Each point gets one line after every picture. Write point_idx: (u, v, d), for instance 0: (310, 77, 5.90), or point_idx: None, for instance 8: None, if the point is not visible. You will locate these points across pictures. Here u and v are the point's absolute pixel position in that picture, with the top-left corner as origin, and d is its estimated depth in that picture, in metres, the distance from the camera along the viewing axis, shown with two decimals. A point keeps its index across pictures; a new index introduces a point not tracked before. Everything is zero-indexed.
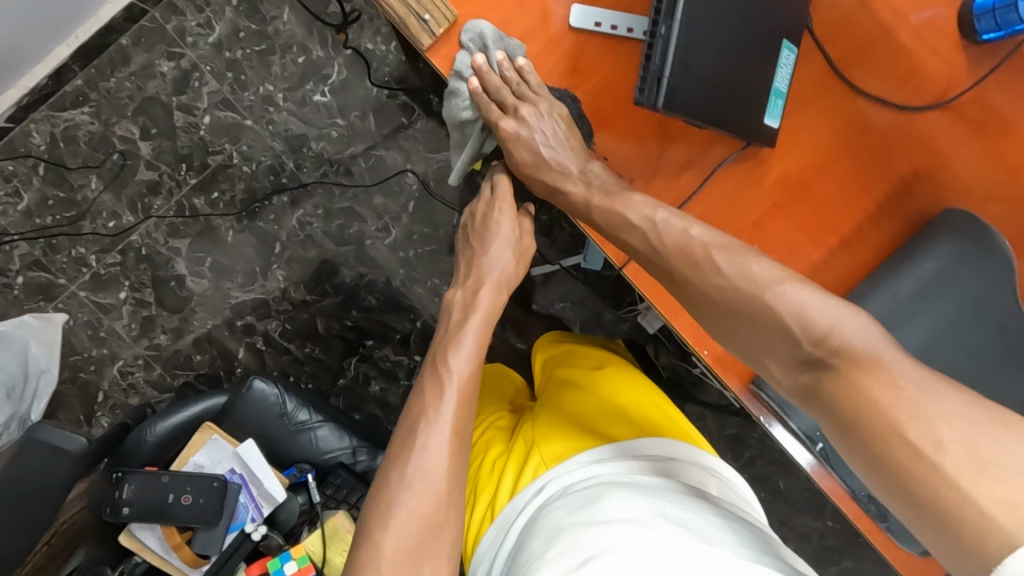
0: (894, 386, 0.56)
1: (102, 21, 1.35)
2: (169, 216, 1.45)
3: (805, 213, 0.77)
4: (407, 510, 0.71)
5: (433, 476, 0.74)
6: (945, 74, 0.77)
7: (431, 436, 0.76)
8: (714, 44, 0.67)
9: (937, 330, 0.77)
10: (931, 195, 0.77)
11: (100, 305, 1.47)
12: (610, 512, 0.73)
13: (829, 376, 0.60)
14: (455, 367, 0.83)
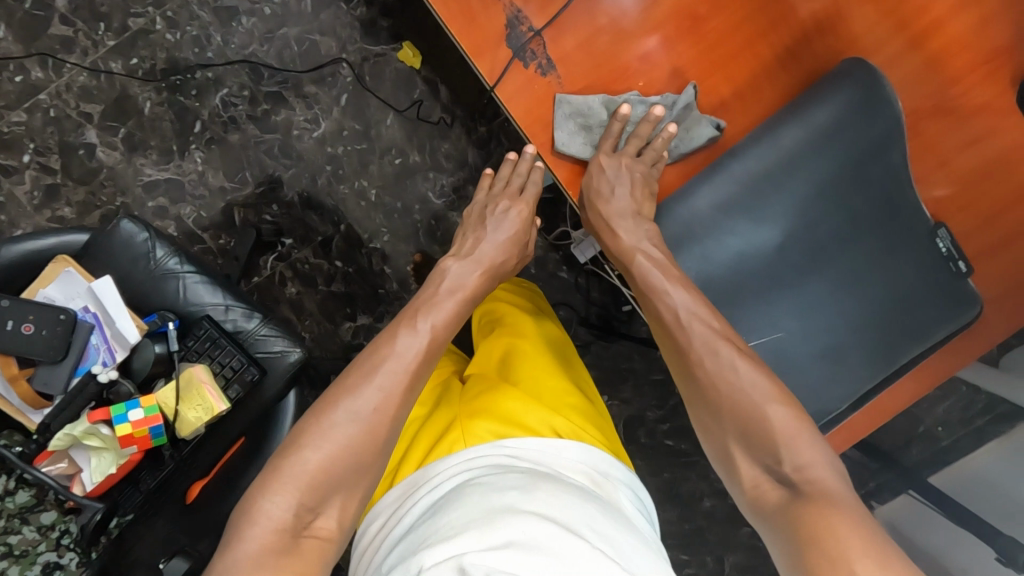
0: (842, 523, 0.53)
1: None
2: (83, 76, 1.37)
3: (701, 49, 0.76)
4: (333, 449, 0.65)
5: (377, 417, 0.67)
6: None
7: (383, 381, 0.69)
8: None
9: (812, 195, 0.75)
10: (827, 50, 0.77)
11: (1, 167, 1.38)
12: (542, 503, 0.58)
13: (791, 501, 0.57)
14: (431, 324, 0.77)
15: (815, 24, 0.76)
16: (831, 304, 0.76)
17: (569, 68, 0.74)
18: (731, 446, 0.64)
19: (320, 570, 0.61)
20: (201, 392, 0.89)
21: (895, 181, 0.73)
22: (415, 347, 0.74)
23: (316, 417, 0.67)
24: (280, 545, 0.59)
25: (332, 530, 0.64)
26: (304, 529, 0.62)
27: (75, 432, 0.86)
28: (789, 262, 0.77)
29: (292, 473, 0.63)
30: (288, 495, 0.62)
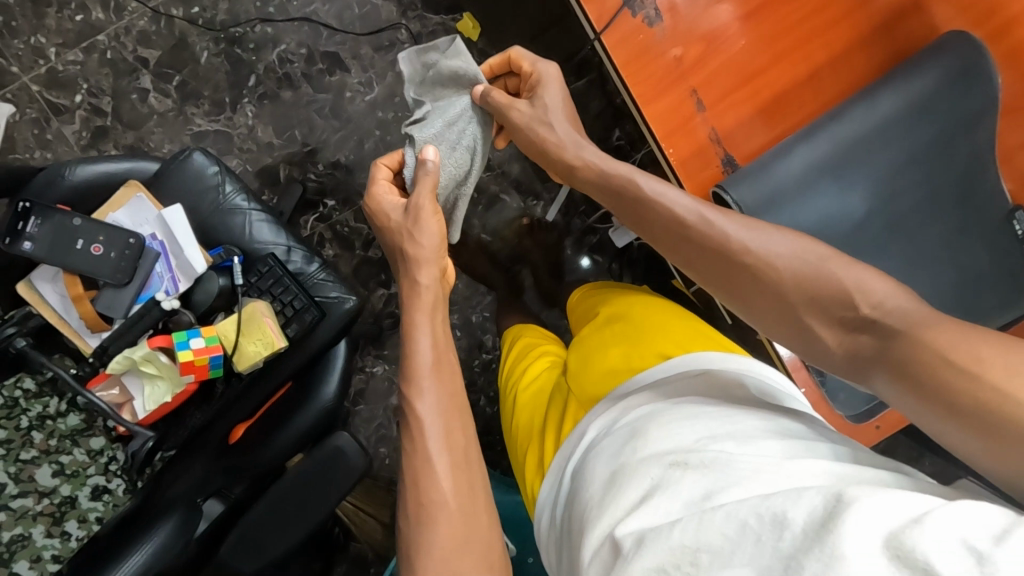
0: (942, 337, 0.51)
1: None
2: (143, 21, 1.37)
3: (787, 18, 0.72)
4: (430, 563, 0.60)
5: (439, 505, 0.63)
6: None
7: (415, 472, 0.65)
8: None
9: (900, 165, 0.74)
10: (922, 27, 0.75)
11: (52, 104, 1.38)
12: (663, 438, 0.56)
13: (886, 346, 0.55)
14: (421, 366, 0.71)
15: (898, 5, 0.73)
16: (923, 255, 0.76)
17: (676, 21, 0.71)
18: (803, 322, 0.61)
19: None
20: (263, 327, 0.89)
21: (976, 162, 0.74)
22: (438, 415, 0.68)
23: (408, 547, 0.62)
24: None
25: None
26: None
27: (135, 356, 0.86)
28: (871, 228, 0.76)
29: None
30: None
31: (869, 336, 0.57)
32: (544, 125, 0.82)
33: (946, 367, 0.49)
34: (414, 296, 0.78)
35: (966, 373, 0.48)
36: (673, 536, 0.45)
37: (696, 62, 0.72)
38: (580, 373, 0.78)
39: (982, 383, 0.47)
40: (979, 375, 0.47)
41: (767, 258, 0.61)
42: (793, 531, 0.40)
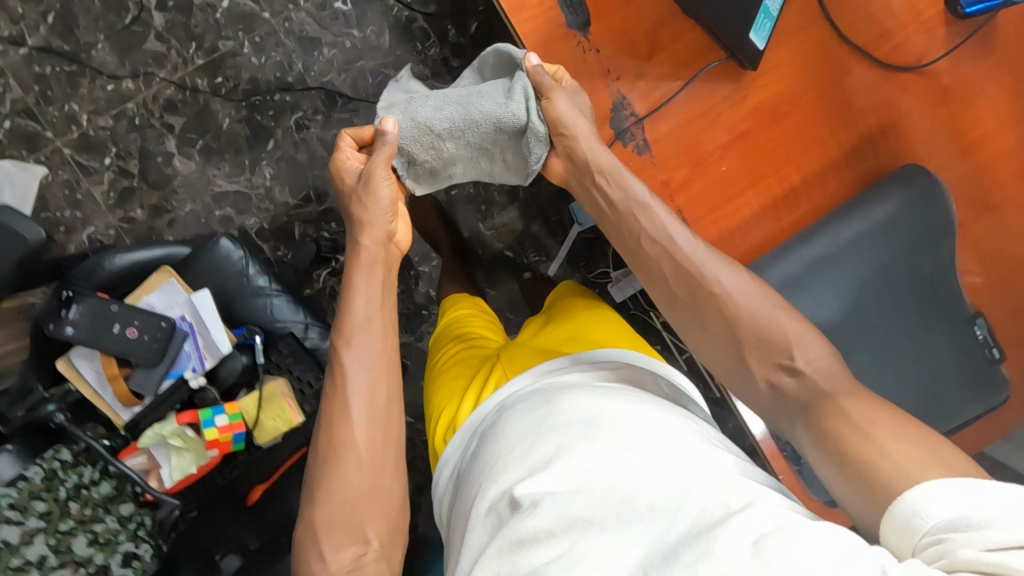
0: (861, 404, 0.57)
1: None
2: (169, 90, 1.45)
3: (770, 142, 0.76)
4: (332, 504, 0.64)
5: (347, 449, 0.66)
6: (925, 42, 0.75)
7: (342, 413, 0.67)
8: None
9: (874, 272, 0.78)
10: (894, 152, 0.77)
11: (83, 167, 1.46)
12: (577, 401, 0.63)
13: (810, 398, 0.61)
14: (356, 319, 0.71)
15: (859, 136, 0.76)
16: (895, 353, 0.79)
17: (661, 151, 0.75)
18: (743, 356, 0.66)
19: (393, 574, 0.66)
20: (283, 405, 0.96)
21: (938, 273, 0.77)
22: (369, 368, 0.69)
23: (315, 471, 0.66)
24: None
25: (374, 546, 0.65)
26: (351, 563, 0.64)
27: (163, 432, 0.93)
28: (843, 339, 0.78)
29: (317, 532, 0.64)
30: (316, 550, 0.63)
31: (802, 390, 0.63)
32: (569, 116, 0.71)
33: (849, 428, 0.56)
34: (355, 254, 0.76)
35: (864, 436, 0.55)
36: (569, 505, 0.53)
37: (680, 185, 0.76)
38: (517, 349, 0.84)
39: (871, 441, 0.54)
40: (870, 437, 0.54)
41: (725, 295, 0.67)
42: (681, 523, 0.48)
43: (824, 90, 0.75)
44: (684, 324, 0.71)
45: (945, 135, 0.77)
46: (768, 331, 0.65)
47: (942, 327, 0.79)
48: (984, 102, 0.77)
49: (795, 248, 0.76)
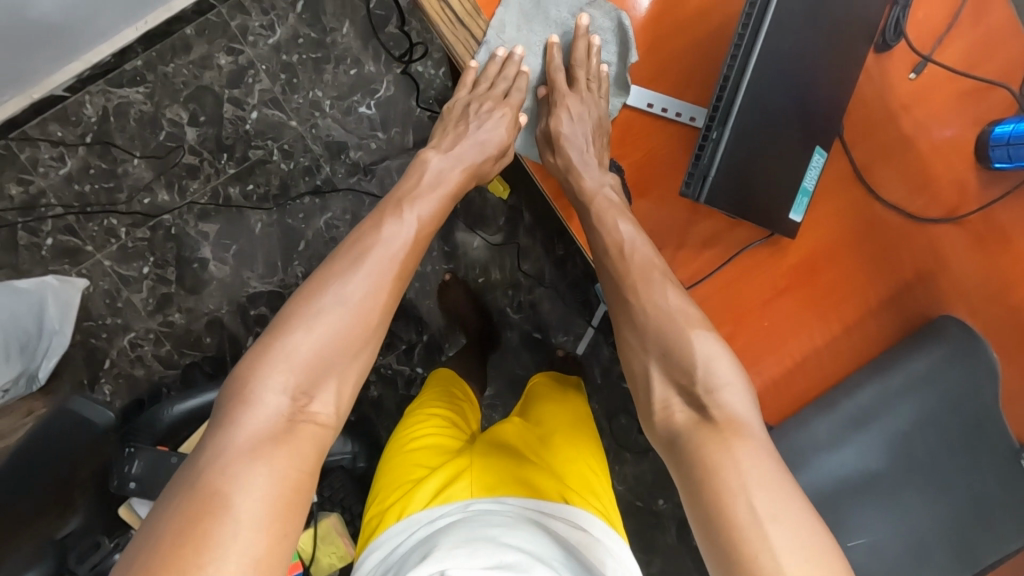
0: (751, 464, 0.54)
1: (172, 12, 1.37)
2: (203, 200, 1.49)
3: (813, 294, 0.77)
4: (307, 342, 0.60)
5: (354, 295, 0.63)
6: (957, 192, 0.76)
7: (374, 269, 0.65)
8: (751, 134, 0.64)
9: (918, 420, 0.78)
10: (932, 297, 0.79)
11: (123, 276, 1.51)
12: (520, 539, 0.63)
13: (698, 426, 0.59)
14: (423, 205, 0.72)
15: (898, 283, 0.78)
16: (944, 493, 0.78)
17: (705, 312, 0.76)
18: (647, 365, 0.65)
19: (314, 457, 0.57)
20: (338, 542, 1.02)
21: (982, 416, 0.78)
22: (400, 241, 0.68)
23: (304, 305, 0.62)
24: (274, 430, 0.55)
25: (328, 416, 0.60)
26: (298, 410, 0.58)
27: None
28: (886, 483, 0.79)
29: (285, 359, 0.59)
30: (280, 379, 0.57)
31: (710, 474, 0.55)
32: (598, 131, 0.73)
33: (758, 544, 0.49)
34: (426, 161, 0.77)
35: (742, 497, 0.52)
36: None
37: (724, 343, 0.77)
38: (484, 465, 0.79)
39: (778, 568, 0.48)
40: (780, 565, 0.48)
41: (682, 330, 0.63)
42: None
43: (860, 240, 0.77)
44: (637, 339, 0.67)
45: (979, 279, 0.78)
46: (676, 350, 0.63)
47: (994, 471, 0.78)
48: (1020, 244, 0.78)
49: (837, 404, 0.77)
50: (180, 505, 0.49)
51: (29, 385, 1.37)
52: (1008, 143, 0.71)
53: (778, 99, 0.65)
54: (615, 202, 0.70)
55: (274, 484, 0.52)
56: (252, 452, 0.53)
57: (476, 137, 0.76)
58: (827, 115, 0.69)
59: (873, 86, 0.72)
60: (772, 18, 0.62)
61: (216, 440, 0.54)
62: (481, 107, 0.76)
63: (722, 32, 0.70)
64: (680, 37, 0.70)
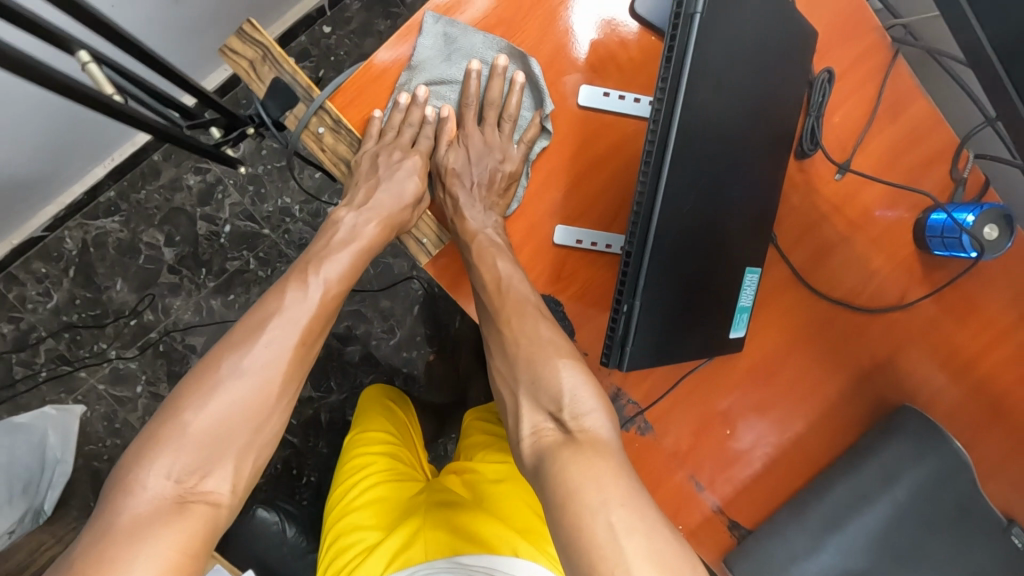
0: (610, 485, 0.51)
1: (137, 145, 1.42)
2: (187, 315, 1.52)
3: (772, 394, 0.77)
4: (203, 424, 0.55)
5: (257, 367, 0.58)
6: (902, 280, 0.76)
7: (276, 335, 0.60)
8: (672, 276, 0.60)
9: (901, 508, 0.72)
10: (894, 384, 0.78)
11: (117, 398, 1.51)
12: None
13: (562, 447, 0.56)
14: (338, 263, 0.66)
15: (856, 375, 0.77)
16: None
17: (665, 428, 0.76)
18: (518, 395, 0.63)
19: (212, 536, 0.53)
20: None
21: (967, 506, 0.72)
22: (302, 301, 0.62)
23: (197, 379, 0.57)
24: (161, 514, 0.51)
25: (224, 494, 0.55)
26: (188, 493, 0.53)
27: None
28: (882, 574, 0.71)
29: (174, 441, 0.54)
30: (169, 460, 0.53)
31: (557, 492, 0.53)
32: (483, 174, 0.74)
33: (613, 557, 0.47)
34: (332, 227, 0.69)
35: (598, 514, 0.49)
36: None
37: (688, 453, 0.77)
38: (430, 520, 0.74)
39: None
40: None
41: (541, 359, 0.63)
42: None
43: (815, 338, 0.76)
44: (504, 376, 0.65)
45: (939, 362, 0.77)
46: (545, 377, 0.61)
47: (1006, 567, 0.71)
48: (972, 324, 0.77)
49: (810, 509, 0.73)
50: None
51: (36, 521, 1.33)
52: (941, 236, 0.71)
53: (708, 230, 0.63)
54: (496, 243, 0.68)
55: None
56: (140, 537, 0.49)
57: (391, 188, 0.69)
58: (757, 235, 0.69)
59: (800, 194, 0.73)
60: (671, 168, 0.57)
61: (93, 534, 0.50)
62: (390, 158, 0.70)
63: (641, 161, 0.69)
64: (602, 170, 0.69)
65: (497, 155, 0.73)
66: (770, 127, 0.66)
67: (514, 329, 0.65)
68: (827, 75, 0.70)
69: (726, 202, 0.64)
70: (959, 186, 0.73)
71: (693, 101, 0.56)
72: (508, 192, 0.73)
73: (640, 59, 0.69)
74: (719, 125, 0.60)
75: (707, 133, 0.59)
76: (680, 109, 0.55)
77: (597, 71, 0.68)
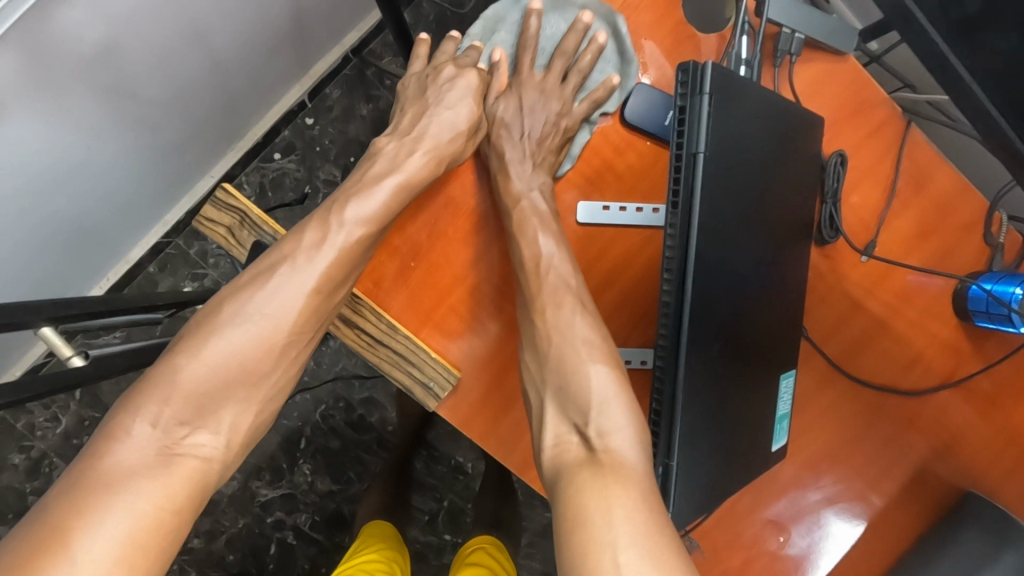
0: (622, 500, 0.47)
1: (132, 262, 1.24)
2: None
3: (825, 492, 0.71)
4: (200, 370, 0.52)
5: (265, 317, 0.55)
6: (947, 356, 0.71)
7: (285, 288, 0.56)
8: (705, 418, 0.53)
9: None
10: (952, 467, 0.71)
11: None
12: None
13: (584, 466, 0.51)
14: (378, 202, 0.60)
15: (911, 461, 0.71)
16: None
17: (714, 544, 0.70)
18: (543, 400, 0.57)
19: (198, 493, 0.50)
20: None
21: None
22: (317, 249, 0.58)
23: (200, 324, 0.54)
24: (145, 462, 0.48)
25: (215, 449, 0.52)
26: (175, 443, 0.50)
27: None
28: None
29: (165, 388, 0.50)
30: (156, 407, 0.49)
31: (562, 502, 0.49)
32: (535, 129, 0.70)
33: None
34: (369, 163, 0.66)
35: (608, 552, 0.44)
36: None
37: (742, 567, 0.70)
38: None
39: None
40: None
41: (572, 360, 0.57)
42: None
43: (860, 430, 0.71)
44: (530, 372, 0.59)
45: (1004, 438, 0.71)
46: (574, 385, 0.56)
47: None
48: None
49: None
50: (14, 554, 0.42)
51: None
52: (988, 310, 0.65)
53: (745, 346, 0.57)
54: (540, 211, 0.64)
55: (129, 532, 0.45)
56: (117, 483, 0.46)
57: (443, 117, 0.68)
58: (790, 337, 0.64)
59: (825, 282, 0.69)
60: (693, 301, 0.49)
61: (75, 471, 0.47)
62: (444, 82, 0.70)
63: (653, 272, 0.66)
64: (612, 286, 0.66)
65: (556, 112, 0.71)
66: (790, 219, 0.61)
67: (548, 324, 0.59)
68: (839, 158, 0.66)
69: (759, 313, 0.58)
70: (997, 252, 0.68)
71: (707, 222, 0.48)
72: (561, 150, 0.70)
73: (639, 163, 0.65)
74: (748, 238, 0.55)
75: (727, 256, 0.52)
76: (698, 227, 0.47)
77: (596, 184, 0.66)
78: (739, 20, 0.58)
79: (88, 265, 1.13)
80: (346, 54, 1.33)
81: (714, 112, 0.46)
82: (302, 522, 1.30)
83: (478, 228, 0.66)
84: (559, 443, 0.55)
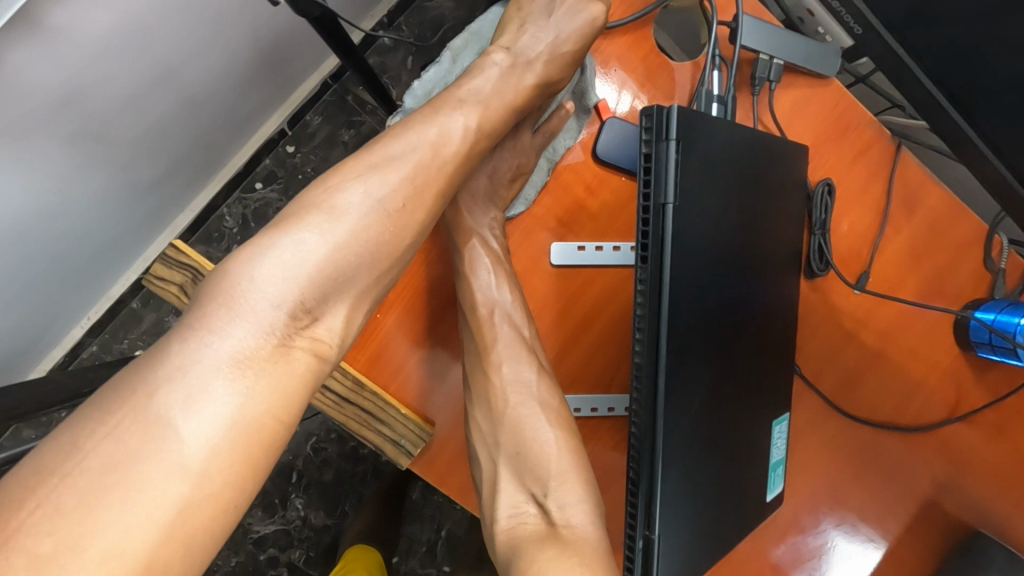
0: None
1: (113, 298, 1.20)
2: None
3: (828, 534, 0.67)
4: (328, 247, 0.44)
5: (400, 205, 0.48)
6: (949, 388, 0.67)
7: (417, 176, 0.49)
8: (688, 483, 0.49)
9: None
10: (963, 504, 0.67)
11: None
12: None
13: (542, 541, 0.53)
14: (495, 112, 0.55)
15: (918, 499, 0.67)
16: None
17: None
18: (496, 464, 0.58)
19: (307, 394, 0.45)
20: None
21: None
22: (428, 144, 0.50)
23: (321, 193, 0.46)
24: (259, 351, 0.42)
25: (331, 346, 0.46)
26: (295, 333, 0.44)
27: None
28: None
29: (291, 257, 0.43)
30: (274, 285, 0.43)
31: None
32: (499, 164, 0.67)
33: None
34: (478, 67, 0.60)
35: None
36: None
37: None
38: None
39: None
40: None
41: (527, 424, 0.59)
42: None
43: (861, 471, 0.67)
44: (479, 431, 0.59)
45: (1013, 472, 0.67)
46: (530, 453, 0.58)
47: None
48: None
49: None
50: (117, 439, 0.37)
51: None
52: (991, 343, 0.62)
53: (732, 397, 0.54)
54: (492, 250, 0.63)
55: (237, 431, 0.40)
56: (226, 373, 0.40)
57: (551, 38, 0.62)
58: (782, 378, 0.61)
59: (818, 315, 0.65)
60: (668, 361, 0.45)
61: (179, 342, 0.41)
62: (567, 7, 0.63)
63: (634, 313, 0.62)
64: (590, 330, 0.63)
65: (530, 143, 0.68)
66: (779, 251, 0.58)
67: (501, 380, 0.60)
68: (827, 187, 0.62)
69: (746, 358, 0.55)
70: (999, 279, 0.64)
71: (680, 276, 0.45)
72: (513, 184, 0.68)
73: (613, 200, 0.62)
74: (729, 282, 0.51)
75: (705, 307, 0.49)
76: (669, 282, 0.44)
77: (568, 225, 0.62)
78: (710, 52, 0.54)
79: (72, 300, 1.09)
80: (325, 80, 1.30)
81: (682, 160, 0.43)
82: (295, 559, 1.26)
83: (432, 259, 0.64)
84: (517, 512, 0.56)
